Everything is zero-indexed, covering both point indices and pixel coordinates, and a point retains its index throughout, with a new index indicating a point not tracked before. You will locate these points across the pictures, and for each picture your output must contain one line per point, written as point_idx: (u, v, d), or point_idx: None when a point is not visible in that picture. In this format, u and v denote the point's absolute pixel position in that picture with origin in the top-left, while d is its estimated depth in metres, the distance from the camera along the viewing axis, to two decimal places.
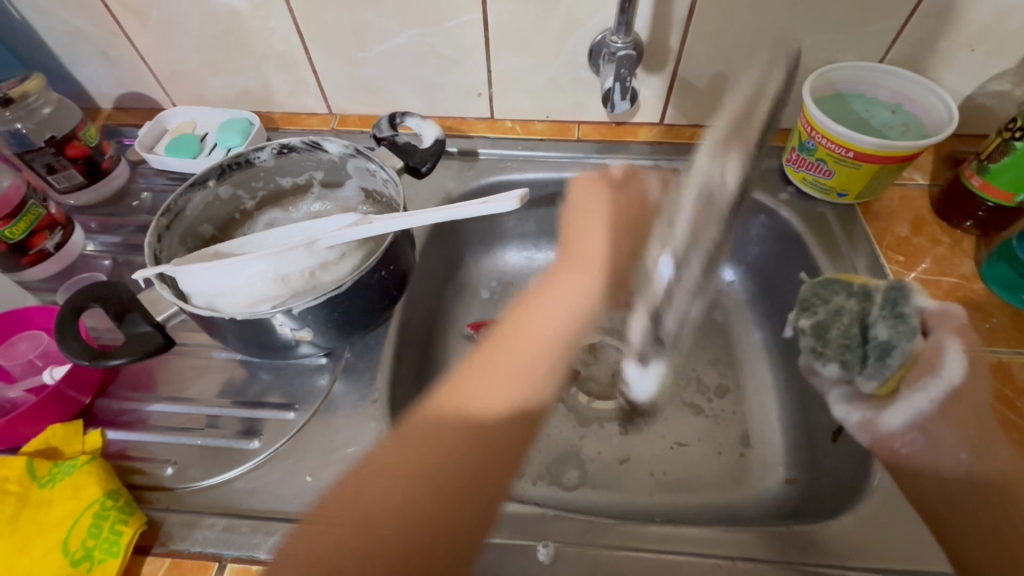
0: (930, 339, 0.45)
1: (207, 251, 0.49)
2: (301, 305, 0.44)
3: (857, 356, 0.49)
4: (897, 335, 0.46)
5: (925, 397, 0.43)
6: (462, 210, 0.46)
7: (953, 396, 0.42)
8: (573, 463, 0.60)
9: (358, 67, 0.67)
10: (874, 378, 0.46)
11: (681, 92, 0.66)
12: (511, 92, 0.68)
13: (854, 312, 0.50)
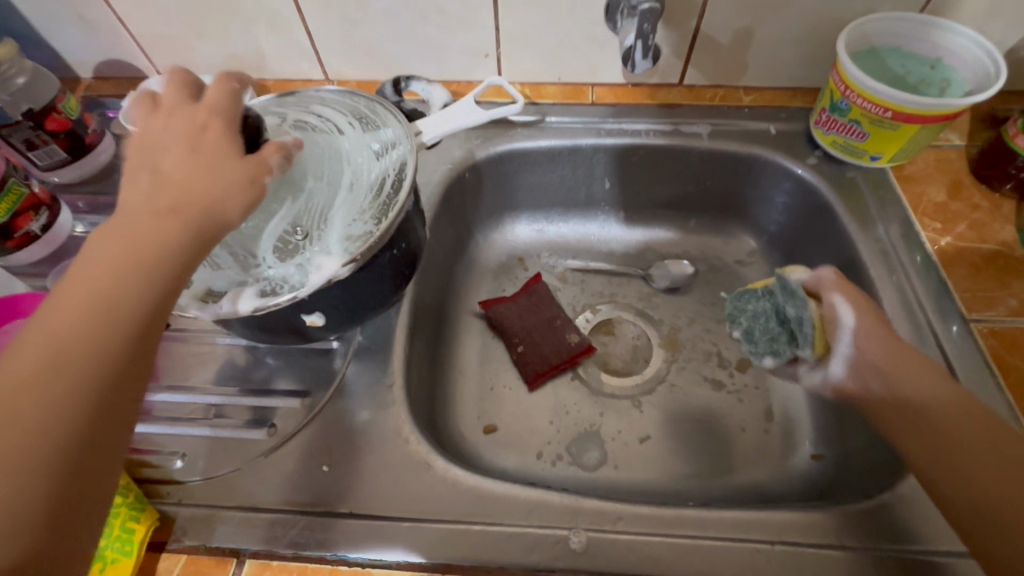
0: (825, 301, 0.47)
1: None
2: (403, 204, 0.40)
3: (786, 340, 0.50)
4: (795, 303, 0.48)
5: (843, 345, 0.45)
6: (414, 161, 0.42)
7: (862, 337, 0.44)
8: (594, 442, 0.58)
9: (355, 27, 0.62)
10: (806, 346, 0.47)
11: (703, 50, 0.61)
12: (520, 52, 0.63)
13: (772, 309, 0.51)
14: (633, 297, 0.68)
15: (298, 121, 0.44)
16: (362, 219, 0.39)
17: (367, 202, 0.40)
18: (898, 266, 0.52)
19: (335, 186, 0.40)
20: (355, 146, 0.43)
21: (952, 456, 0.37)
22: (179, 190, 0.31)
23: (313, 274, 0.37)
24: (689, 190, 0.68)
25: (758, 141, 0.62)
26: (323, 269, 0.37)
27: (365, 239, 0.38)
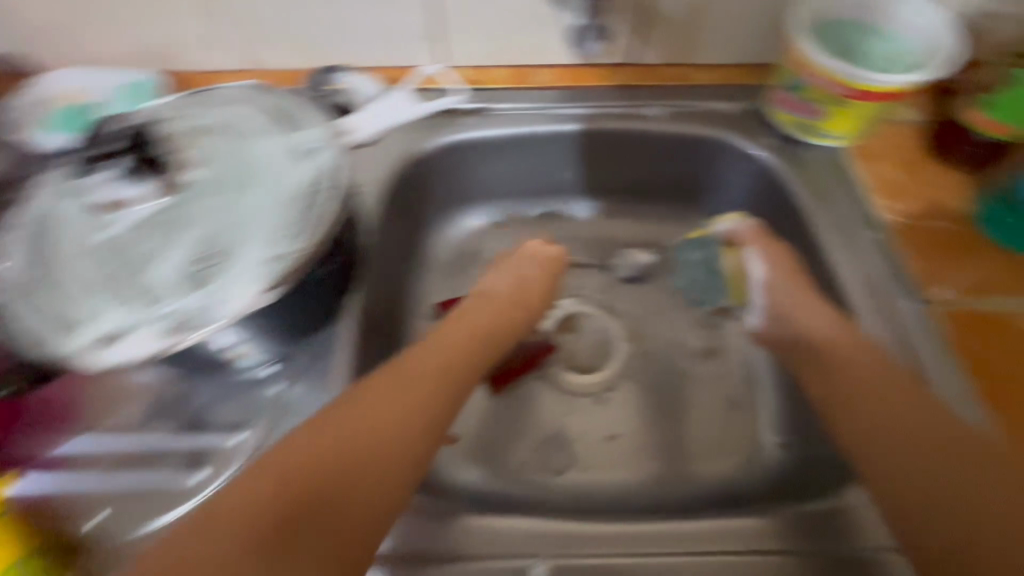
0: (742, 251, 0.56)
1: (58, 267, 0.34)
2: (329, 218, 0.36)
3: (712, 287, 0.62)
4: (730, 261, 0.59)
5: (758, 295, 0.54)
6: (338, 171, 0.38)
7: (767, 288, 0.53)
8: (560, 445, 0.56)
9: (275, 10, 0.56)
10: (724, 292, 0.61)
11: (655, 26, 0.58)
12: (461, 33, 0.58)
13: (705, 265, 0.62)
14: (596, 289, 0.66)
15: (203, 127, 0.39)
16: (282, 236, 0.35)
17: (287, 217, 0.36)
18: (855, 249, 0.51)
19: (252, 201, 0.36)
20: (272, 155, 0.39)
21: (905, 465, 0.38)
22: (430, 357, 0.47)
23: (228, 306, 0.32)
24: (647, 175, 0.65)
25: (715, 122, 0.60)
26: (239, 299, 0.33)
27: (289, 261, 0.34)
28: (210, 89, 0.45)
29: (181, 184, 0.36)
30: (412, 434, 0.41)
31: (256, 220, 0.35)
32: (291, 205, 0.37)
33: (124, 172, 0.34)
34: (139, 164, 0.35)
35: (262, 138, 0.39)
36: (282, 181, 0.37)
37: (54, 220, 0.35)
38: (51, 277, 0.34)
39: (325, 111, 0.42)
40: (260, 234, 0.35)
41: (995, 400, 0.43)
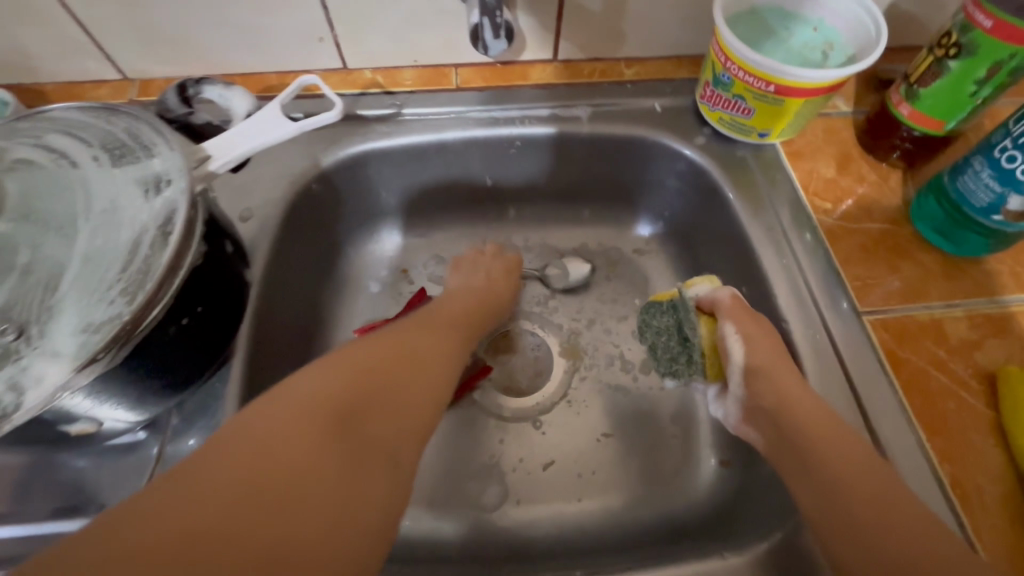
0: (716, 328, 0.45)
1: None
2: (167, 270, 0.30)
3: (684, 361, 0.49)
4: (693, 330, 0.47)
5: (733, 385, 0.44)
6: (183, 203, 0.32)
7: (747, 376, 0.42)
8: (493, 477, 0.53)
9: (140, 13, 0.49)
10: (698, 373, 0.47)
11: (573, 19, 0.53)
12: (359, 32, 0.52)
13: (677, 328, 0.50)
14: (529, 302, 0.62)
15: (18, 160, 0.32)
16: (106, 296, 0.29)
17: (112, 271, 0.29)
18: (788, 254, 0.49)
19: (71, 250, 0.30)
20: (102, 191, 0.32)
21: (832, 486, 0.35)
22: (430, 326, 0.45)
23: (31, 390, 0.26)
24: (578, 179, 0.61)
25: (643, 121, 0.56)
26: (46, 381, 0.27)
27: (112, 326, 0.28)
28: (45, 108, 0.38)
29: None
30: (428, 388, 0.39)
31: (74, 276, 0.29)
32: (120, 251, 0.30)
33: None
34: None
35: (92, 168, 0.33)
36: (111, 223, 0.31)
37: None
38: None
39: (179, 134, 0.36)
40: (78, 295, 0.29)
41: (929, 415, 0.40)
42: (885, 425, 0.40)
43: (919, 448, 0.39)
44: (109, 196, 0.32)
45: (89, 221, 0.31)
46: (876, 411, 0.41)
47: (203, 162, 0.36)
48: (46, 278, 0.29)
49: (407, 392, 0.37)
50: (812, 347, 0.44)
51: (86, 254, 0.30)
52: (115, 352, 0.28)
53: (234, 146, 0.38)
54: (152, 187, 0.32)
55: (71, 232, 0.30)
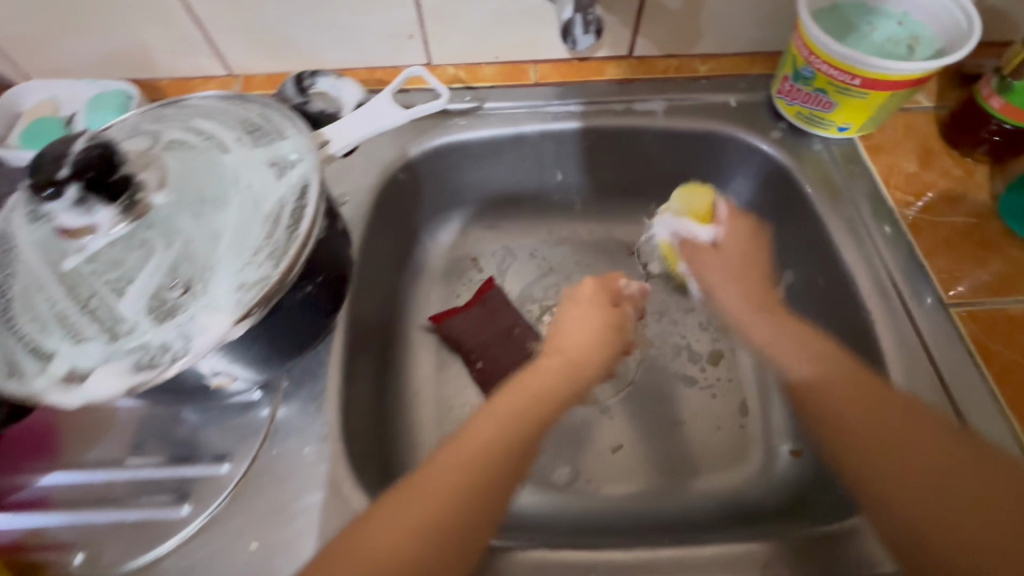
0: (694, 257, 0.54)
1: (23, 300, 0.32)
2: (304, 239, 0.33)
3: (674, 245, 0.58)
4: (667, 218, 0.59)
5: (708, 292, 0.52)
6: (316, 184, 0.35)
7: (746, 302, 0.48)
8: (563, 457, 0.54)
9: (252, 13, 0.53)
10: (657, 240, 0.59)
11: (652, 16, 0.55)
12: (447, 30, 0.55)
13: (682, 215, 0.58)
14: None
15: (171, 140, 0.36)
16: (255, 260, 0.32)
17: (258, 240, 0.33)
18: (870, 246, 0.49)
19: (223, 219, 0.33)
20: (246, 169, 0.35)
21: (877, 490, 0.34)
22: (464, 455, 0.36)
23: (198, 338, 0.30)
24: (647, 172, 0.62)
25: (718, 115, 0.57)
26: (210, 331, 0.30)
27: (262, 286, 0.31)
28: (185, 96, 0.42)
29: (142, 210, 0.33)
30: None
31: (227, 243, 0.33)
32: (264, 222, 0.34)
33: (73, 204, 0.30)
34: (85, 195, 0.30)
35: (236, 148, 0.36)
36: (255, 197, 0.34)
37: (18, 251, 0.34)
38: (8, 317, 0.32)
39: (302, 120, 0.39)
40: (230, 259, 0.32)
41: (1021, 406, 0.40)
42: (974, 414, 0.41)
43: (1011, 437, 0.40)
44: (252, 175, 0.35)
45: (237, 195, 0.34)
46: (965, 402, 0.41)
47: (325, 145, 0.40)
48: (205, 244, 0.32)
49: None
50: (899, 341, 0.44)
51: (236, 223, 0.33)
52: (262, 309, 0.32)
53: (350, 131, 0.41)
54: (289, 167, 0.36)
55: (222, 203, 0.34)
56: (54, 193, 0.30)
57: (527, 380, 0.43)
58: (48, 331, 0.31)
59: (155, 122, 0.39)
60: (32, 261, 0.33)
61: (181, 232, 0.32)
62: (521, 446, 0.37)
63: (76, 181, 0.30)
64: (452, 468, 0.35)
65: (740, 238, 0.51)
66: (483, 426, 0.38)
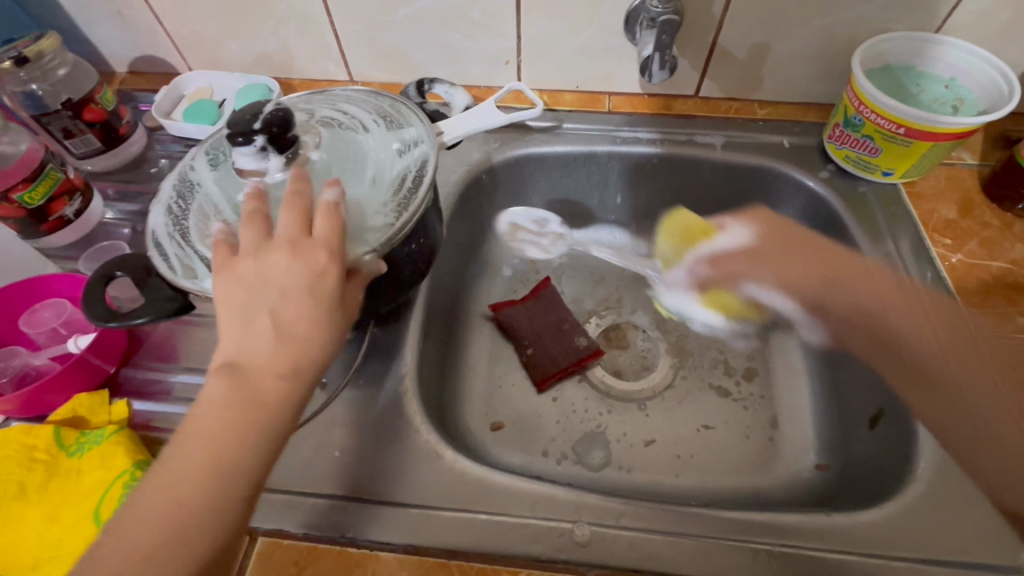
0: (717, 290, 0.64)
1: (200, 223, 0.41)
2: (422, 201, 0.41)
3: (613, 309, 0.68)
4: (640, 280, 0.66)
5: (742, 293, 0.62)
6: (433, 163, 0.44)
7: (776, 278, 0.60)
8: (599, 443, 0.58)
9: (382, 31, 0.64)
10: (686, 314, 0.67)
11: (719, 63, 0.62)
12: (540, 60, 0.65)
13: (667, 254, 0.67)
14: (641, 304, 0.68)
15: (324, 118, 0.46)
16: (382, 211, 0.41)
17: (384, 199, 0.41)
18: (906, 278, 0.53)
19: (359, 180, 0.42)
20: (380, 144, 0.44)
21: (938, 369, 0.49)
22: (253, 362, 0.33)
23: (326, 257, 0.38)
24: (700, 199, 0.68)
25: (771, 153, 0.63)
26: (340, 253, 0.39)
27: (385, 232, 0.40)
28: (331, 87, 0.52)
29: (300, 163, 0.41)
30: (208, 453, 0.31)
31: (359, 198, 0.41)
32: (389, 189, 0.42)
33: (256, 151, 0.39)
34: (266, 145, 0.39)
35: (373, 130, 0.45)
36: (386, 169, 0.43)
37: (200, 187, 0.43)
38: (189, 234, 0.40)
39: (423, 114, 0.48)
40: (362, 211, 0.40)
41: None
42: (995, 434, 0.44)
43: None
44: (384, 152, 0.44)
45: (371, 164, 0.43)
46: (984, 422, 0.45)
47: (439, 136, 0.49)
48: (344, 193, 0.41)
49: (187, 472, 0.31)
50: None
51: (369, 184, 0.42)
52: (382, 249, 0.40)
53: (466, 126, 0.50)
54: (412, 148, 0.44)
55: (359, 169, 0.42)
56: (245, 141, 0.38)
57: (252, 352, 0.34)
58: (220, 245, 0.39)
59: (311, 104, 0.48)
60: (213, 195, 0.42)
61: (328, 183, 0.41)
62: (288, 410, 0.33)
63: (263, 133, 0.39)
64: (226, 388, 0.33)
65: (764, 222, 0.60)
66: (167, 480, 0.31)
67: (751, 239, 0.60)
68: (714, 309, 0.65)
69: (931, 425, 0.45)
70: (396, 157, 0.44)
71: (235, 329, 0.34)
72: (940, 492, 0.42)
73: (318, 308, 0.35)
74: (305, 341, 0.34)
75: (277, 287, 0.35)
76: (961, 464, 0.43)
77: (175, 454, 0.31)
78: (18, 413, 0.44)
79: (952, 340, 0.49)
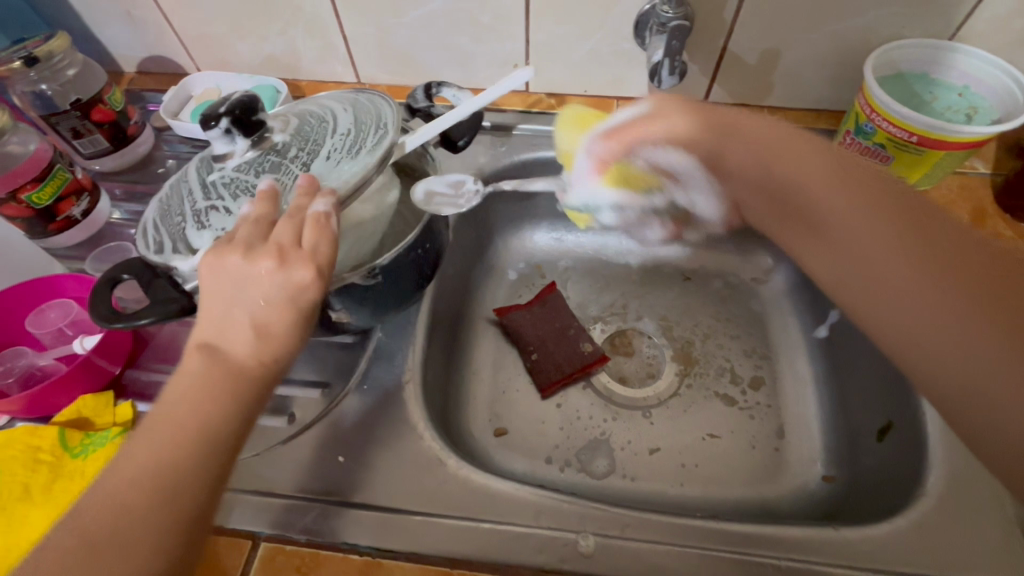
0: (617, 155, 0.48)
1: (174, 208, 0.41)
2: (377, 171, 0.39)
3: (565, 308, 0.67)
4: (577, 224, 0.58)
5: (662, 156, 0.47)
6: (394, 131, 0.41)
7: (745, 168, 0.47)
8: (603, 451, 0.58)
9: (390, 34, 0.64)
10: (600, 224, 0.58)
11: (729, 68, 0.62)
12: (548, 63, 0.65)
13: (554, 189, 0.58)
14: (646, 310, 0.68)
15: (304, 107, 0.45)
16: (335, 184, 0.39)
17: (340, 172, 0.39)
18: None
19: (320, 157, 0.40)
20: (348, 121, 0.43)
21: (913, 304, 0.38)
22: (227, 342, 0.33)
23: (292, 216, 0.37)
24: None
25: None
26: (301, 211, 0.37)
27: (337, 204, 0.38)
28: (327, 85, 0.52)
29: (268, 145, 0.41)
30: (180, 428, 0.31)
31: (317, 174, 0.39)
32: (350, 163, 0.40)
33: (222, 134, 0.39)
34: (231, 127, 0.39)
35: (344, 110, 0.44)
36: (349, 143, 0.41)
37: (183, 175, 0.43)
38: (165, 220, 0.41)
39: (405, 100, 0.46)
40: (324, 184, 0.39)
41: None
42: None
43: None
44: (348, 128, 0.42)
45: (334, 141, 0.41)
46: None
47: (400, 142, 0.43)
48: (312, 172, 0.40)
49: (158, 443, 0.31)
50: None
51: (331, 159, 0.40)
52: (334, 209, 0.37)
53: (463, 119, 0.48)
54: (379, 121, 0.42)
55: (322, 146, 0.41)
56: (213, 124, 0.38)
57: (232, 339, 0.34)
58: (187, 226, 0.39)
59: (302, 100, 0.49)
60: (190, 180, 0.42)
61: (288, 161, 0.40)
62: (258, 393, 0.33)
63: (228, 116, 0.38)
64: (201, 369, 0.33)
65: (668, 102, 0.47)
66: (141, 455, 0.31)
67: (663, 119, 0.47)
68: (620, 188, 0.49)
69: (940, 439, 0.45)
70: (359, 131, 0.42)
71: (217, 318, 0.34)
72: (950, 507, 0.41)
73: (298, 311, 0.34)
74: (282, 339, 0.34)
75: (252, 288, 0.34)
76: (972, 479, 0.43)
77: (154, 424, 0.32)
78: (22, 413, 0.44)
79: (907, 266, 0.39)
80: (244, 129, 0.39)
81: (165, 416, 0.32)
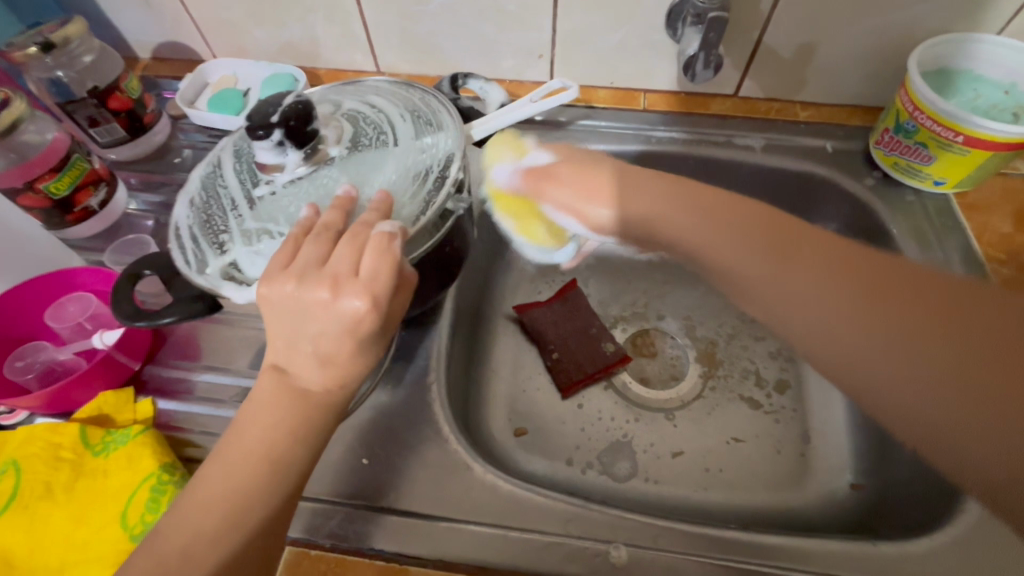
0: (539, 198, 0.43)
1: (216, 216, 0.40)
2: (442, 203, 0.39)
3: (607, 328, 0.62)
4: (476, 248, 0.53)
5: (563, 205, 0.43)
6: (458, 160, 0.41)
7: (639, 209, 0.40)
8: (625, 453, 0.57)
9: (413, 22, 0.62)
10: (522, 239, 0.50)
11: (763, 61, 0.60)
12: (575, 54, 0.63)
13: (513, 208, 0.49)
14: (669, 309, 0.67)
15: (349, 112, 0.44)
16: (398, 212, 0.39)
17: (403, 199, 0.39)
18: None
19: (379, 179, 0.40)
20: (403, 139, 0.42)
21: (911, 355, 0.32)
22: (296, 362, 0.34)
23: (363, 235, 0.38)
24: None
25: (814, 157, 0.61)
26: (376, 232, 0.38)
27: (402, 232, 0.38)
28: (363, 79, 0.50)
29: (321, 158, 0.40)
30: (264, 444, 0.33)
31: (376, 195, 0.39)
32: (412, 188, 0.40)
33: (274, 145, 0.37)
34: (284, 139, 0.37)
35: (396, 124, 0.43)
36: (408, 166, 0.41)
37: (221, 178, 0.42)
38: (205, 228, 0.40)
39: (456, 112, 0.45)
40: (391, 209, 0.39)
41: None
42: None
43: None
44: (406, 147, 0.42)
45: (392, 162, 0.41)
46: None
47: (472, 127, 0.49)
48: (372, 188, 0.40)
49: (244, 458, 0.33)
50: None
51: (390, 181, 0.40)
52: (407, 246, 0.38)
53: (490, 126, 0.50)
54: (437, 141, 0.42)
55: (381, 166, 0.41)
56: (263, 134, 0.37)
57: (299, 363, 0.34)
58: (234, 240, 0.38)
59: (341, 96, 0.47)
60: (232, 187, 0.41)
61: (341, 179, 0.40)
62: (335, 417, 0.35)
63: (281, 127, 0.37)
64: (280, 389, 0.34)
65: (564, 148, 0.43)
66: (220, 477, 0.33)
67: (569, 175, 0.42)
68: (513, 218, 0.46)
69: None
70: (418, 153, 0.41)
71: (283, 341, 0.34)
72: (993, 523, 0.40)
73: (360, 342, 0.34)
74: (349, 366, 0.34)
75: (314, 318, 0.33)
76: None
77: (237, 435, 0.34)
78: (42, 409, 0.43)
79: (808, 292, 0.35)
80: (297, 140, 0.38)
81: (246, 431, 0.34)
